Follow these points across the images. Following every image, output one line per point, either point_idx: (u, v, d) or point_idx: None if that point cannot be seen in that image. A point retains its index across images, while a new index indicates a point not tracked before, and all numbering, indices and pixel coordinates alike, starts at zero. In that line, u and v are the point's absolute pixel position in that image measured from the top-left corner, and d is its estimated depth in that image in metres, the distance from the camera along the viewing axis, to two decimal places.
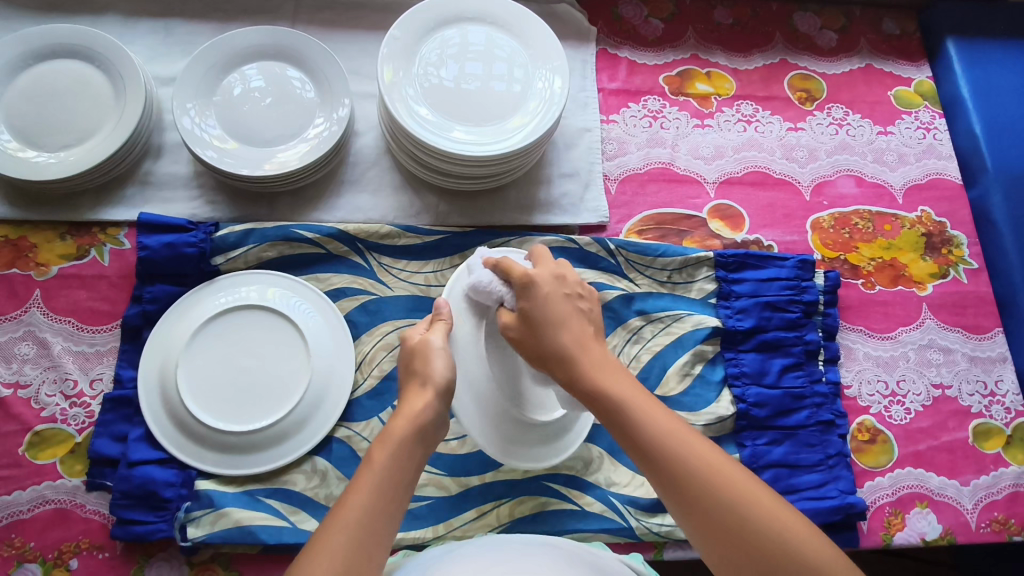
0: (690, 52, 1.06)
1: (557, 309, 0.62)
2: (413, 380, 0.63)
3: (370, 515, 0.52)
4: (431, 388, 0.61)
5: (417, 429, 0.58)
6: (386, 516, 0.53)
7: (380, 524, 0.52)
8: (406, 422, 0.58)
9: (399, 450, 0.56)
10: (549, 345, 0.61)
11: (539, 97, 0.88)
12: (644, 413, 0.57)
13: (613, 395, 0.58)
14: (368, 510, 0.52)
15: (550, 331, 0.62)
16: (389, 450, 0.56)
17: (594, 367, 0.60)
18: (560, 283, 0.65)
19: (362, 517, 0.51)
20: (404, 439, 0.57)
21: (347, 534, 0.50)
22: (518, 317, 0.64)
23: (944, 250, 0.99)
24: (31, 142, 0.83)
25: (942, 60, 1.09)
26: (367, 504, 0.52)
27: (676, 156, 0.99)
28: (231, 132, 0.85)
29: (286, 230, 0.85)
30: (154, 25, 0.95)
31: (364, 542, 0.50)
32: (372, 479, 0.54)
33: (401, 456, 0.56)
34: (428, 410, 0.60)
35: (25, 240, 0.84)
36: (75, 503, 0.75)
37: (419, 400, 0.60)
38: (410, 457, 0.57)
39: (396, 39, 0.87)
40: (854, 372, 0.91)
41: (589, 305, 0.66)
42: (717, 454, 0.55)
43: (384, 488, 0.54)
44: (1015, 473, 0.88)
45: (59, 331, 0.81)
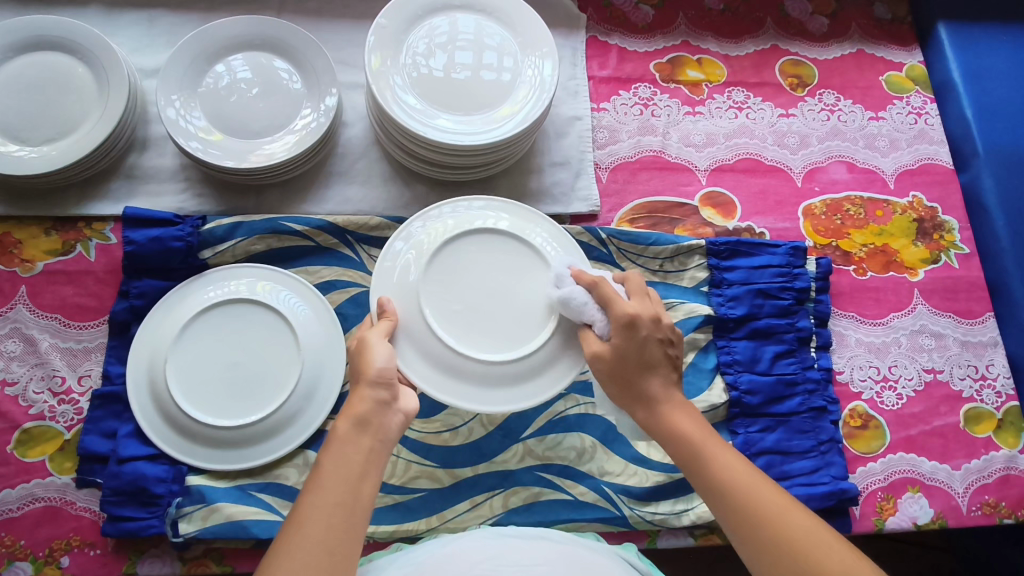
0: (681, 38, 1.05)
1: (652, 355, 0.64)
2: (354, 383, 0.62)
3: (327, 515, 0.52)
4: (367, 379, 0.60)
5: (360, 423, 0.58)
6: (345, 510, 0.53)
7: (341, 521, 0.52)
8: (346, 418, 0.58)
9: (344, 446, 0.56)
10: (641, 386, 0.64)
11: (528, 85, 0.87)
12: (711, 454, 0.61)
13: (692, 443, 0.62)
14: (324, 509, 0.52)
15: (653, 377, 0.64)
16: (335, 447, 0.56)
17: (676, 410, 0.64)
18: (659, 325, 0.64)
19: (318, 517, 0.52)
20: (348, 436, 0.57)
21: (306, 534, 0.50)
22: (612, 351, 0.64)
23: (935, 235, 0.99)
24: (13, 137, 0.82)
25: (933, 44, 1.09)
26: (323, 503, 0.53)
27: (667, 144, 0.99)
28: (216, 123, 0.84)
29: (274, 222, 0.84)
30: (138, 16, 0.93)
31: (328, 542, 0.51)
32: (321, 478, 0.54)
33: (346, 450, 0.56)
34: (371, 401, 0.59)
35: (10, 236, 0.83)
36: (65, 500, 0.75)
37: (360, 395, 0.60)
38: (358, 450, 0.56)
39: (383, 28, 0.86)
40: (846, 358, 0.91)
41: (676, 350, 0.67)
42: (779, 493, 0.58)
43: (336, 484, 0.54)
44: (1005, 457, 0.89)
45: (46, 328, 0.80)
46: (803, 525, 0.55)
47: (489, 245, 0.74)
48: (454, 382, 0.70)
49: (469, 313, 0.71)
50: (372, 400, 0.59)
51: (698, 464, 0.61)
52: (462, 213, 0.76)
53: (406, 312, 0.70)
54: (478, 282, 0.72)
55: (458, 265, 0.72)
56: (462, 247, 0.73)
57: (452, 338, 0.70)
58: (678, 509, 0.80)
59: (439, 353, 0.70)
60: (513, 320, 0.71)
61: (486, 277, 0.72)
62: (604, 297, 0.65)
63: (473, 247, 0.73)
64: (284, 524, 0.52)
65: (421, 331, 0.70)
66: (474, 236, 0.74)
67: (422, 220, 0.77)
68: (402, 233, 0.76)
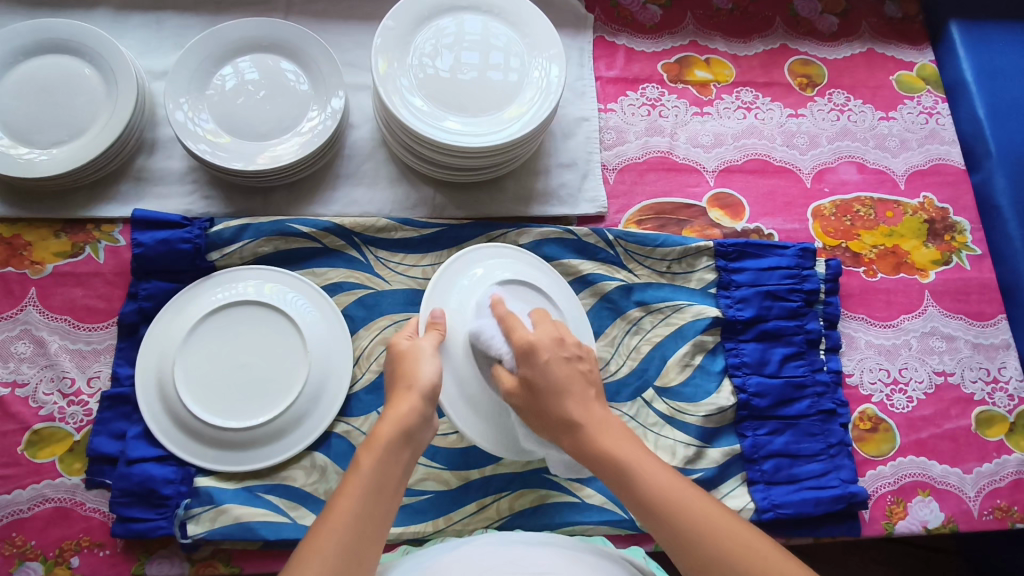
0: (689, 38, 1.05)
1: (557, 376, 0.64)
2: (398, 387, 0.63)
3: (359, 519, 0.52)
4: (415, 392, 0.61)
5: (403, 434, 0.59)
6: (377, 517, 0.53)
7: (370, 525, 0.53)
8: (393, 424, 0.59)
9: (388, 452, 0.57)
10: (554, 414, 0.63)
11: (535, 87, 0.87)
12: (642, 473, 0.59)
13: (616, 459, 0.60)
14: (360, 513, 0.53)
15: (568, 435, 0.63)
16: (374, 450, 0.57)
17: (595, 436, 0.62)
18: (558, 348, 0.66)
19: (353, 519, 0.52)
20: (390, 443, 0.58)
21: (339, 534, 0.51)
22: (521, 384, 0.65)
23: (947, 236, 0.98)
24: (23, 139, 0.83)
25: (945, 43, 1.07)
26: (359, 506, 0.53)
27: (675, 144, 0.98)
28: (223, 125, 0.85)
29: (281, 224, 0.84)
30: (146, 18, 0.94)
31: (357, 545, 0.51)
32: (360, 481, 0.55)
33: (388, 458, 0.57)
34: (416, 413, 0.60)
35: (21, 238, 0.84)
36: (75, 501, 0.75)
37: (402, 405, 0.61)
38: (398, 460, 0.58)
39: (390, 30, 0.86)
40: (856, 361, 0.90)
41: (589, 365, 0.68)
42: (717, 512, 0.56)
43: (372, 491, 0.54)
44: (1018, 461, 0.88)
45: (56, 330, 0.81)
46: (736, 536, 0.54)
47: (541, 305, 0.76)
48: (454, 398, 0.71)
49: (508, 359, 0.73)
50: (417, 413, 0.60)
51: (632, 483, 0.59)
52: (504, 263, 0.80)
53: (455, 340, 0.72)
54: None
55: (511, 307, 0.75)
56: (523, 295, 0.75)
57: (486, 378, 0.71)
58: None
59: (470, 393, 0.71)
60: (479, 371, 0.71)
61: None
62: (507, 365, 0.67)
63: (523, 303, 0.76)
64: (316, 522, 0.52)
65: (462, 368, 0.71)
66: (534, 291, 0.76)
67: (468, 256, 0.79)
68: (458, 272, 0.77)
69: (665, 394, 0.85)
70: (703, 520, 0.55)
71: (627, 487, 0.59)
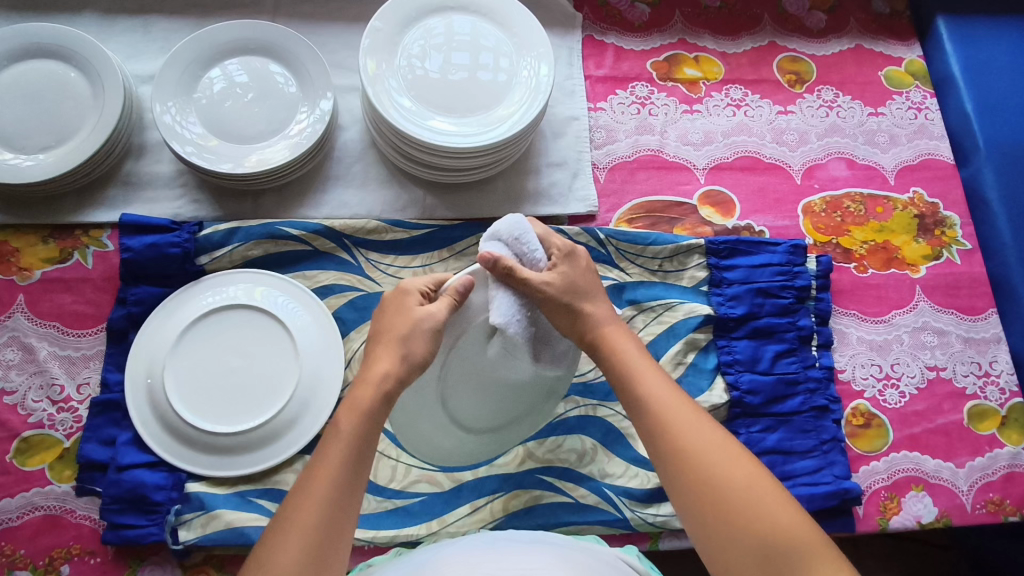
0: (678, 36, 1.05)
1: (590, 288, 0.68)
2: (380, 349, 0.62)
3: (331, 498, 0.53)
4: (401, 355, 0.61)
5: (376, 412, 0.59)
6: (352, 486, 0.55)
7: (340, 508, 0.54)
8: (371, 391, 0.59)
9: (366, 422, 0.58)
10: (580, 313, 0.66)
11: (525, 86, 0.87)
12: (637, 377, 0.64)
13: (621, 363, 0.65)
14: (338, 485, 0.54)
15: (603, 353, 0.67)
16: (345, 423, 0.57)
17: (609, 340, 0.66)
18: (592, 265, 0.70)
19: (332, 491, 0.54)
20: (370, 410, 0.58)
21: (319, 503, 0.53)
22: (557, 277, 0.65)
23: (937, 231, 0.98)
24: (8, 145, 0.82)
25: (933, 39, 1.08)
26: (337, 477, 0.54)
27: (665, 143, 0.98)
28: (211, 128, 0.84)
29: (271, 227, 0.83)
30: (132, 22, 0.93)
31: (335, 518, 0.53)
32: (340, 450, 0.56)
33: (367, 426, 0.58)
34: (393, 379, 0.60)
35: (7, 244, 0.83)
36: (65, 509, 0.74)
37: (384, 364, 0.60)
38: (375, 428, 0.58)
39: (378, 31, 0.86)
40: (848, 356, 0.90)
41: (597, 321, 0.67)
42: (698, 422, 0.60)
43: (350, 461, 0.56)
44: (1010, 454, 0.88)
45: (44, 336, 0.80)
46: (710, 445, 0.58)
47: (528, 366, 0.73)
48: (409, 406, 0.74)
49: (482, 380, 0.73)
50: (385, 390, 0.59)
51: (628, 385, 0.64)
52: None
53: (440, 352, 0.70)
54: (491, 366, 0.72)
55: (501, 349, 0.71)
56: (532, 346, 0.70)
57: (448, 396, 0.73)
58: None
59: (429, 419, 0.74)
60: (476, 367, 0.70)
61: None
62: (517, 282, 0.63)
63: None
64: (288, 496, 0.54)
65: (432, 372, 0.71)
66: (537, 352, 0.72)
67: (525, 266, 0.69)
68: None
69: None
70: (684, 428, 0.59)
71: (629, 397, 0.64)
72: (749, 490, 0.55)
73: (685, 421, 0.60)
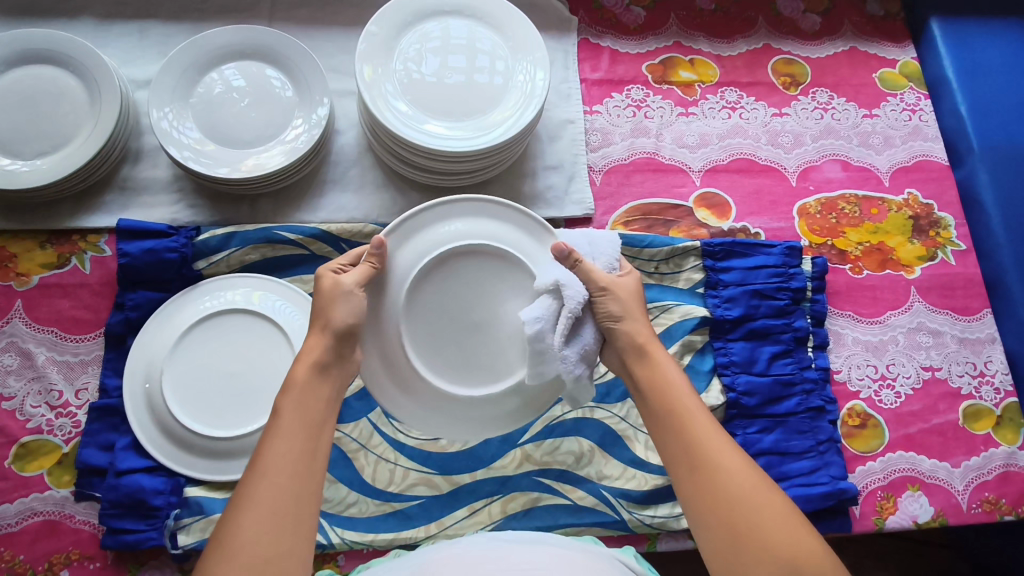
0: (673, 39, 1.05)
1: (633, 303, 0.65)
2: (315, 324, 0.61)
3: (284, 474, 0.52)
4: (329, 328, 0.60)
5: (323, 398, 0.58)
6: (307, 456, 0.54)
7: (302, 487, 0.52)
8: (304, 364, 0.59)
9: (305, 394, 0.57)
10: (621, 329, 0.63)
11: (520, 90, 0.87)
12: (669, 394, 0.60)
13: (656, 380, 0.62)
14: (290, 455, 0.53)
15: (638, 363, 0.63)
16: (292, 407, 0.56)
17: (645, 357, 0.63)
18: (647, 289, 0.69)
19: (284, 462, 0.52)
20: (308, 382, 0.58)
21: (272, 475, 0.51)
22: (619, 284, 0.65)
23: (931, 232, 0.99)
24: (5, 151, 0.82)
25: (926, 41, 1.08)
26: (287, 448, 0.53)
27: (661, 145, 0.99)
28: (208, 133, 0.84)
29: (268, 231, 0.84)
30: (129, 28, 0.93)
31: (294, 488, 0.51)
32: (285, 424, 0.55)
33: (306, 396, 0.57)
34: (328, 350, 0.60)
35: (5, 250, 0.83)
36: (64, 514, 0.75)
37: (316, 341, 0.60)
38: (318, 398, 0.58)
39: (373, 35, 0.86)
40: (843, 357, 0.91)
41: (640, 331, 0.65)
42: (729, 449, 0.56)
43: (298, 431, 0.55)
44: (1005, 453, 0.88)
45: (42, 342, 0.80)
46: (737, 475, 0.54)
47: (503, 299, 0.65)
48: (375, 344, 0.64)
49: (444, 329, 0.65)
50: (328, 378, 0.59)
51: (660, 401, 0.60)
52: (523, 235, 0.67)
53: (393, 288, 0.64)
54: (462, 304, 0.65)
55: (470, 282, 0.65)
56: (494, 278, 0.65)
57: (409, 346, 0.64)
58: (677, 511, 0.80)
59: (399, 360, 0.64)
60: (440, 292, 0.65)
61: (486, 308, 0.65)
62: (585, 274, 0.64)
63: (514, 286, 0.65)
64: (243, 479, 0.51)
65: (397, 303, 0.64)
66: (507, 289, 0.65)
67: (484, 206, 0.68)
68: (479, 217, 0.68)
69: None
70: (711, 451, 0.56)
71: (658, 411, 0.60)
72: (779, 516, 0.52)
73: (714, 436, 0.57)
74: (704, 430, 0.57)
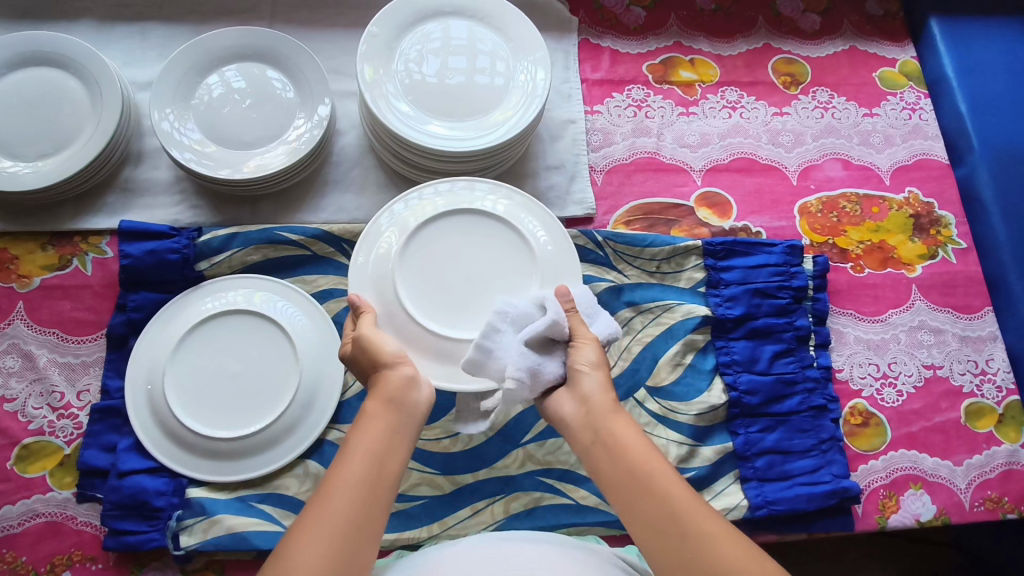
0: (673, 39, 1.05)
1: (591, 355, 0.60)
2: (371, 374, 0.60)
3: (348, 506, 0.50)
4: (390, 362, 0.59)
5: (390, 428, 0.55)
6: (371, 488, 0.52)
7: (366, 519, 0.50)
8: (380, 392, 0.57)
9: (373, 422, 0.55)
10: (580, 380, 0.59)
11: (521, 90, 0.87)
12: (635, 457, 0.54)
13: (619, 441, 0.55)
14: (356, 486, 0.51)
15: (597, 421, 0.57)
16: (361, 436, 0.54)
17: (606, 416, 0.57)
18: None
19: (348, 492, 0.51)
20: (377, 410, 0.56)
21: (336, 508, 0.50)
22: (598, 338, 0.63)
23: (932, 231, 0.99)
24: (7, 153, 0.82)
25: (926, 40, 1.09)
26: (352, 479, 0.51)
27: (662, 145, 0.99)
28: (210, 135, 0.85)
29: (270, 232, 0.84)
30: (130, 30, 0.93)
31: (354, 520, 0.50)
32: (351, 452, 0.53)
33: (372, 425, 0.55)
34: (402, 377, 0.58)
35: (7, 252, 0.83)
36: (67, 515, 0.75)
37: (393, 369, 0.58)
38: (388, 426, 0.55)
39: (375, 36, 0.86)
40: (846, 356, 0.91)
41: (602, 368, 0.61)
42: (711, 519, 0.51)
43: (367, 460, 0.53)
44: (1008, 451, 0.88)
45: (44, 343, 0.80)
46: (725, 551, 0.49)
47: (493, 261, 0.73)
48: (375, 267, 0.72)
49: (437, 286, 0.71)
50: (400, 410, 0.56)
51: (625, 466, 0.54)
52: (510, 206, 0.77)
53: (395, 230, 0.74)
54: (457, 256, 0.73)
55: (469, 238, 0.73)
56: (490, 246, 0.74)
57: (406, 295, 0.70)
58: None
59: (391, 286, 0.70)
60: (443, 239, 0.73)
61: (478, 264, 0.73)
62: (575, 322, 0.62)
63: (498, 241, 0.74)
64: (307, 506, 0.50)
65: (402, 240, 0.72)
66: (501, 256, 0.73)
67: (460, 182, 0.78)
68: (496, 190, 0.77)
69: (658, 394, 0.85)
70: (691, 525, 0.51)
71: (625, 477, 0.54)
72: None
73: (693, 506, 0.52)
74: (681, 499, 0.52)
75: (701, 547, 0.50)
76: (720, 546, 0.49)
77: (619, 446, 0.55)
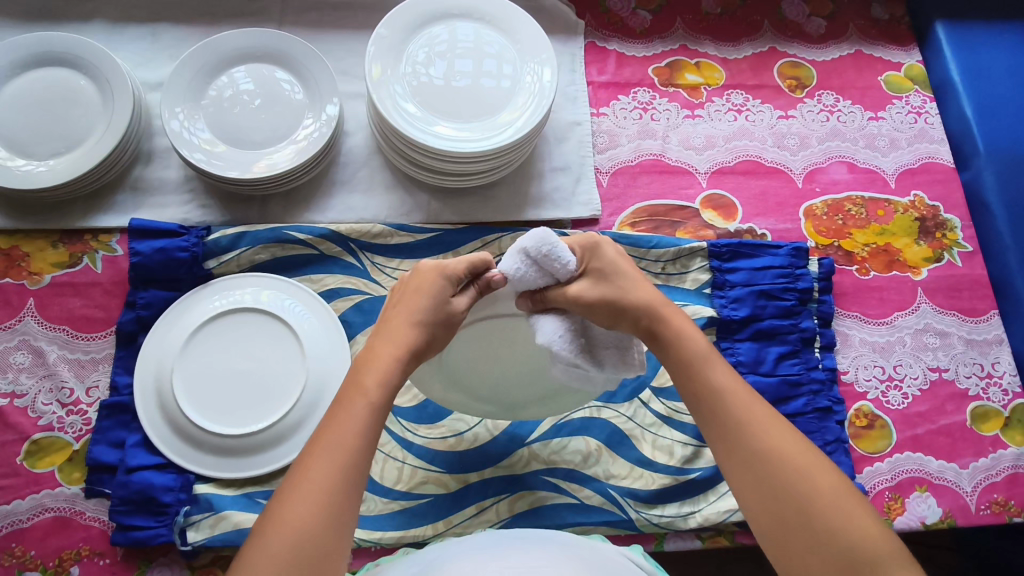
0: (679, 42, 1.06)
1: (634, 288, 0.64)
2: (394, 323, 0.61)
3: (337, 473, 0.51)
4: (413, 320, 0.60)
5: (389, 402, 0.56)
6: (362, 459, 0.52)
7: (351, 487, 0.51)
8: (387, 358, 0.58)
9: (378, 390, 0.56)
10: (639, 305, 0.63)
11: (528, 91, 0.88)
12: (708, 371, 0.61)
13: (692, 355, 0.62)
14: (348, 453, 0.52)
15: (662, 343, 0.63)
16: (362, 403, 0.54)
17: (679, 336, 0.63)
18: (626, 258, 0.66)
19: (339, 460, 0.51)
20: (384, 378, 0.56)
21: (326, 471, 0.50)
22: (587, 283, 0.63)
23: (938, 234, 0.99)
24: (19, 151, 0.83)
25: (931, 44, 1.09)
26: (345, 445, 0.52)
27: (667, 147, 0.99)
28: (219, 135, 0.85)
29: (278, 231, 0.85)
30: (142, 31, 0.95)
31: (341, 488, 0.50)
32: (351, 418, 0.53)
33: (381, 396, 0.55)
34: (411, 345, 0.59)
35: (18, 249, 0.84)
36: (75, 510, 0.75)
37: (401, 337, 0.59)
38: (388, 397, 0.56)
39: (383, 38, 0.87)
40: (851, 358, 0.91)
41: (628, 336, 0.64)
42: (780, 430, 0.56)
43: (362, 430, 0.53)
44: (1014, 455, 0.88)
45: (54, 340, 0.81)
46: (788, 457, 0.54)
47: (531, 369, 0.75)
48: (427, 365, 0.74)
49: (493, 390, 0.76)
50: (382, 388, 0.56)
51: (699, 379, 0.61)
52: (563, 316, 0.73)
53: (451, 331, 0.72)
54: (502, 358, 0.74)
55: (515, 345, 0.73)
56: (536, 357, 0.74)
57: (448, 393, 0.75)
58: (685, 511, 0.80)
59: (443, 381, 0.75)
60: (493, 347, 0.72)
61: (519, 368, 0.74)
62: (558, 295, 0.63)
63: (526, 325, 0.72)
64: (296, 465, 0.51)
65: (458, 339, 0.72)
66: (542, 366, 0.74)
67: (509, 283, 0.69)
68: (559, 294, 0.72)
69: (662, 395, 0.85)
70: (760, 432, 0.56)
71: (699, 389, 0.61)
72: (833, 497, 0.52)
73: (762, 418, 0.57)
74: (750, 410, 0.58)
75: (768, 451, 0.55)
76: (783, 448, 0.55)
77: (688, 360, 0.62)
